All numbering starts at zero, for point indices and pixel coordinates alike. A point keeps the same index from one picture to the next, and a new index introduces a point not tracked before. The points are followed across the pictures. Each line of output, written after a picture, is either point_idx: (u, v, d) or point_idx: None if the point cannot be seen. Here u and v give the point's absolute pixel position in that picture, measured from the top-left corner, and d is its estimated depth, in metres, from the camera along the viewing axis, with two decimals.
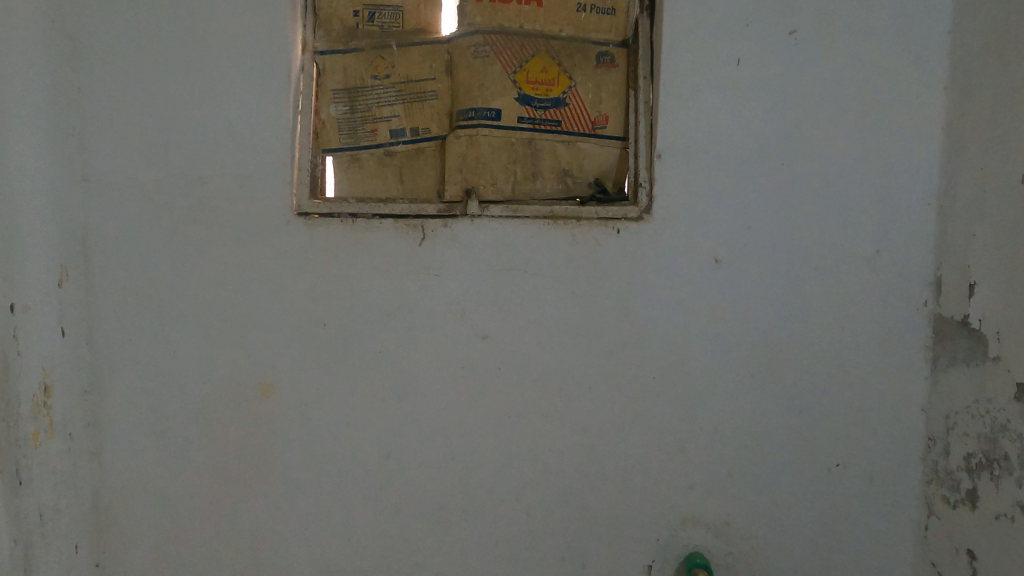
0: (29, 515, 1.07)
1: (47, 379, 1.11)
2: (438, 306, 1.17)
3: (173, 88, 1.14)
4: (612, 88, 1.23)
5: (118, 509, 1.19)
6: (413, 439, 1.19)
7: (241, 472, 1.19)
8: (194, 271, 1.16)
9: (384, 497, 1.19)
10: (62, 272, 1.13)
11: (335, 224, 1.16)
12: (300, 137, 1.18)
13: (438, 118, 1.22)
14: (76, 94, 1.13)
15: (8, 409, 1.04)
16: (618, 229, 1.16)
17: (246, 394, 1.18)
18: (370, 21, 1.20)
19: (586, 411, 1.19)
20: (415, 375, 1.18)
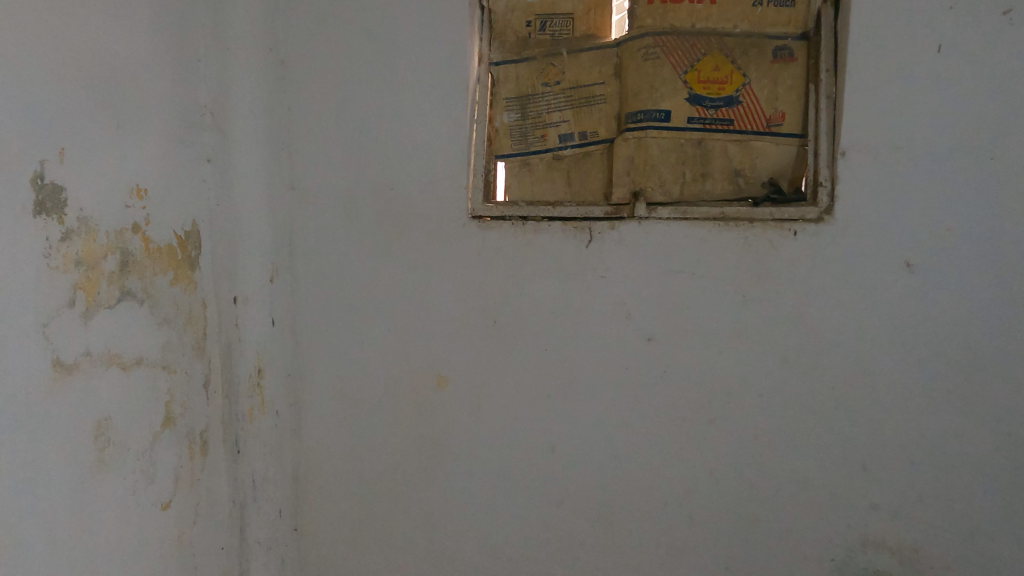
0: (246, 480, 1.25)
1: (260, 362, 1.28)
2: (604, 307, 1.19)
3: (365, 103, 1.26)
4: (790, 84, 1.17)
5: (314, 479, 1.36)
6: (577, 436, 1.22)
7: (417, 456, 1.29)
8: (381, 270, 1.28)
9: (549, 491, 1.24)
10: (274, 270, 1.29)
11: (507, 226, 1.21)
12: (476, 144, 1.25)
13: (606, 121, 1.24)
14: (288, 113, 1.30)
15: (230, 388, 1.22)
16: (795, 231, 1.12)
17: (423, 385, 1.27)
18: (542, 31, 1.25)
19: (755, 418, 1.15)
20: (580, 374, 1.21)
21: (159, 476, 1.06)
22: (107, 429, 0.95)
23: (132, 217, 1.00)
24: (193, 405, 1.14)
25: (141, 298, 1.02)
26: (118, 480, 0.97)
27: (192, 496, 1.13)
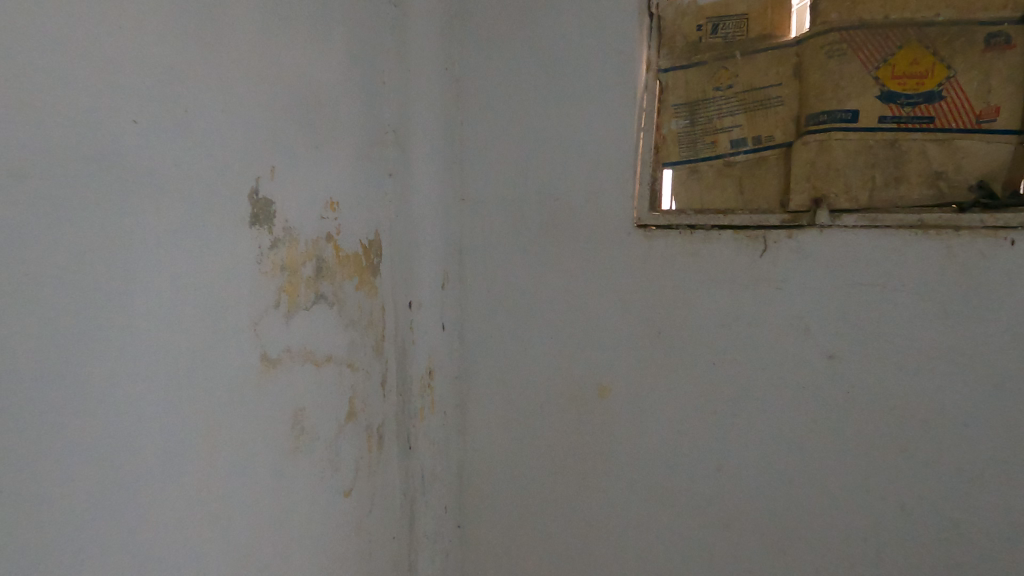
0: (416, 475, 1.36)
1: (430, 364, 1.39)
2: (777, 322, 1.13)
3: (529, 116, 1.33)
4: (1008, 74, 1.02)
5: (476, 479, 1.44)
6: (744, 457, 1.16)
7: (576, 463, 1.32)
8: (545, 280, 1.33)
9: (713, 511, 1.19)
10: (445, 277, 1.40)
11: (674, 236, 1.20)
12: (642, 152, 1.24)
13: (783, 124, 1.16)
14: (460, 129, 1.41)
15: (405, 386, 1.34)
16: (1013, 240, 0.97)
17: (584, 393, 1.30)
18: (714, 34, 1.20)
19: (960, 452, 1.01)
20: (748, 391, 1.15)
21: (342, 464, 1.17)
22: (302, 419, 1.07)
23: (327, 227, 1.12)
24: (371, 402, 1.25)
25: (331, 301, 1.14)
26: (309, 466, 1.08)
27: (370, 483, 1.25)
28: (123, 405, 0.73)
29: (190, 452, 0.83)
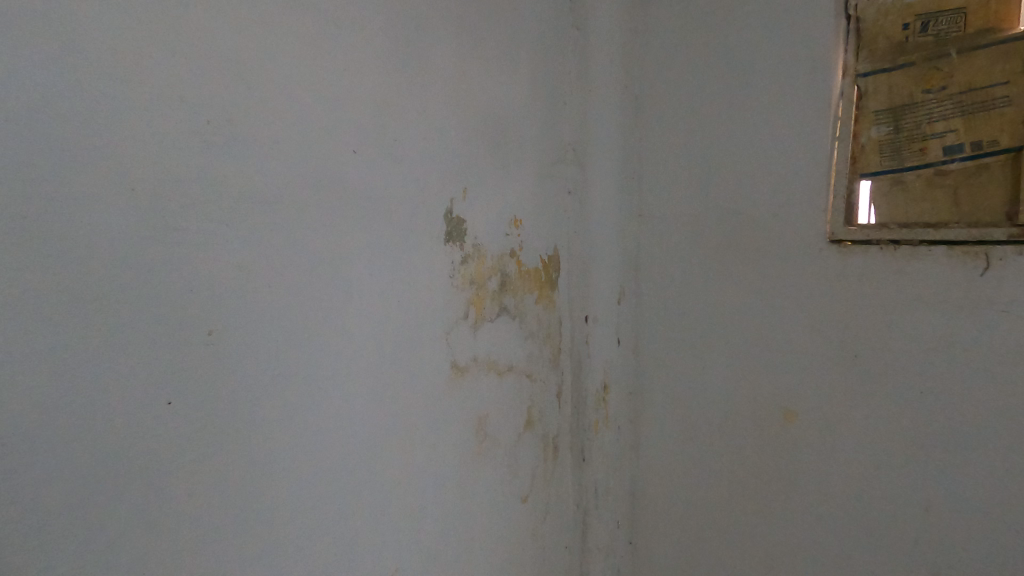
0: (588, 488, 1.40)
1: (605, 379, 1.41)
2: (1001, 349, 1.00)
3: (710, 130, 1.32)
4: None
5: (649, 498, 1.44)
6: (959, 500, 1.04)
7: (759, 491, 1.26)
8: (725, 296, 1.29)
9: (918, 557, 1.08)
10: (621, 292, 1.42)
11: (874, 251, 1.12)
12: (837, 163, 1.17)
13: (1012, 127, 1.01)
14: (638, 144, 1.43)
15: (579, 400, 1.38)
16: None
17: (769, 417, 1.24)
18: (923, 32, 1.09)
19: None
20: (964, 424, 1.03)
21: (520, 472, 1.25)
22: (485, 424, 1.16)
23: (511, 243, 1.22)
24: (547, 412, 1.32)
25: (513, 313, 1.23)
26: (492, 470, 1.18)
27: (546, 491, 1.32)
28: (345, 403, 0.86)
29: (395, 446, 0.95)
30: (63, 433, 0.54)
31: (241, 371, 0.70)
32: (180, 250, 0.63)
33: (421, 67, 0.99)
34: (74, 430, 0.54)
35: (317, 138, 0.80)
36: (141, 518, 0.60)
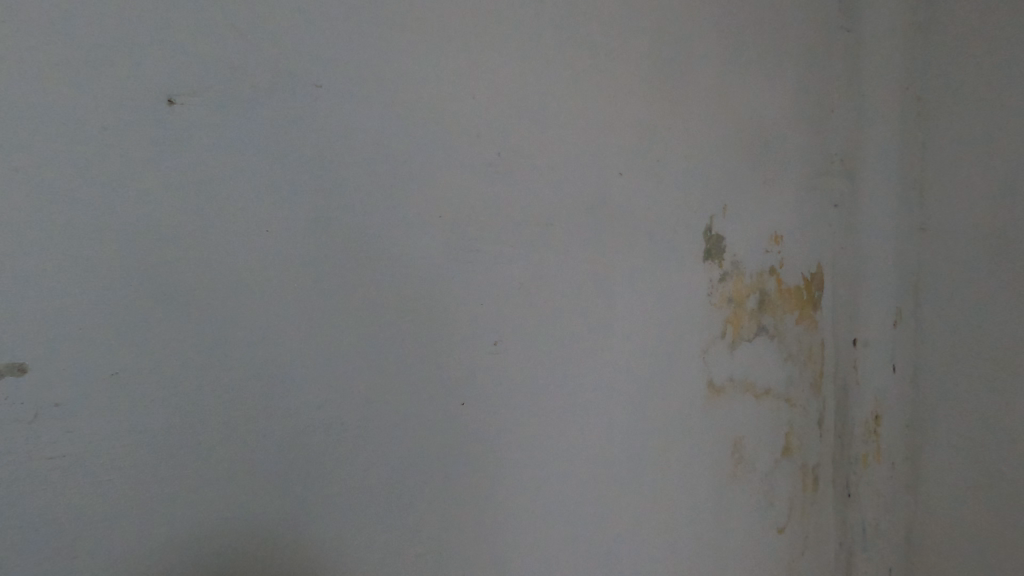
0: (854, 526, 1.33)
1: (877, 409, 1.34)
2: None
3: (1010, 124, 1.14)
4: None
5: (927, 550, 1.30)
6: None
7: None
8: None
9: None
10: (897, 315, 1.33)
11: None
12: None
13: None
14: (921, 148, 1.31)
15: (846, 429, 1.33)
16: None
17: None
18: None
19: None
20: None
21: (776, 500, 1.22)
22: (741, 449, 1.16)
23: (770, 259, 1.18)
24: (807, 439, 1.26)
25: (772, 333, 1.20)
26: (747, 494, 1.17)
27: (803, 526, 1.26)
28: (593, 407, 0.98)
29: (636, 454, 1.03)
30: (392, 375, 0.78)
31: (508, 367, 0.89)
32: (477, 257, 0.85)
33: (677, 92, 1.05)
34: (399, 376, 0.79)
35: (574, 172, 0.94)
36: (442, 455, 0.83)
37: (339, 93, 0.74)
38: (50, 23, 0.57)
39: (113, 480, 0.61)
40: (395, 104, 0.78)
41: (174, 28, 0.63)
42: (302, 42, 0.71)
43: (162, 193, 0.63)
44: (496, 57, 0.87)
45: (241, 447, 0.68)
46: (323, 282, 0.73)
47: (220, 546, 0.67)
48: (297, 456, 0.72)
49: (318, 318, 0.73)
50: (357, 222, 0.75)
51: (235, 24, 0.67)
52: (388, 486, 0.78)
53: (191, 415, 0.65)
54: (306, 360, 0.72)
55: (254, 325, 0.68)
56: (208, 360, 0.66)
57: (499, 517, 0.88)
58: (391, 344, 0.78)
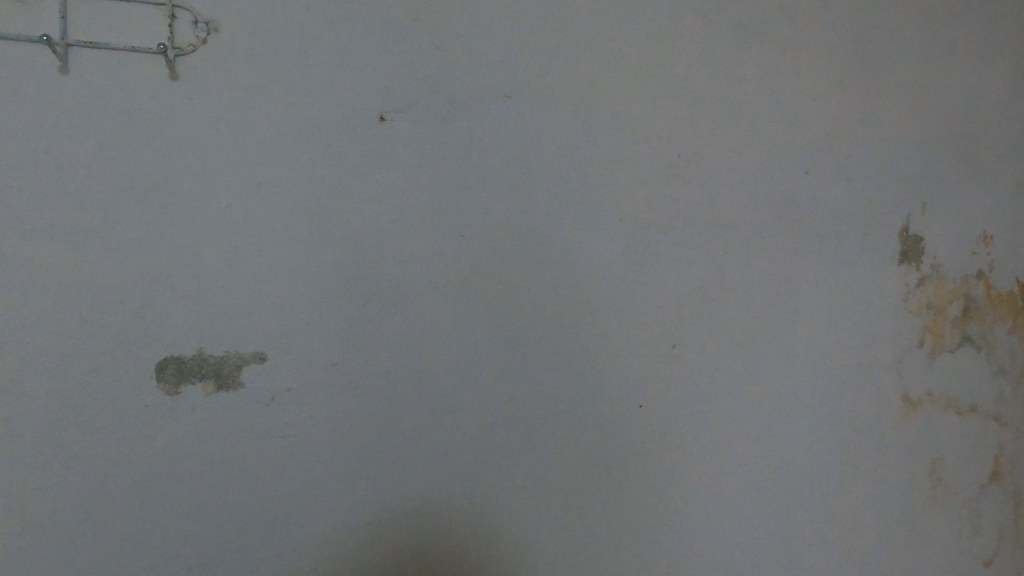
0: None
1: None
2: None
3: None
4: None
5: None
6: None
7: None
8: None
9: None
10: None
11: None
12: None
13: None
14: None
15: None
16: None
17: None
18: None
19: None
20: None
21: (982, 530, 1.10)
22: (941, 470, 1.06)
23: (979, 262, 1.07)
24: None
25: (979, 343, 1.08)
26: (947, 520, 1.07)
27: (1016, 561, 1.13)
28: (776, 416, 0.94)
29: (821, 470, 0.97)
30: (566, 369, 0.83)
31: (687, 370, 0.88)
32: (656, 260, 0.86)
33: (871, 82, 0.98)
34: (573, 370, 0.83)
35: (758, 171, 0.91)
36: (616, 451, 0.85)
37: (520, 101, 0.80)
38: (287, 54, 0.72)
39: (332, 434, 0.74)
40: (578, 111, 0.82)
41: (375, 47, 0.74)
42: (488, 57, 0.78)
43: (367, 198, 0.75)
44: (678, 56, 0.86)
45: (428, 423, 0.78)
46: (509, 279, 0.80)
47: (416, 501, 0.77)
48: (484, 434, 0.80)
49: (503, 311, 0.80)
50: (538, 225, 0.80)
51: (427, 43, 0.76)
52: (564, 472, 0.83)
53: (394, 387, 0.76)
54: (493, 349, 0.80)
55: (447, 313, 0.78)
56: (408, 341, 0.76)
57: (674, 520, 0.88)
58: (572, 340, 0.83)
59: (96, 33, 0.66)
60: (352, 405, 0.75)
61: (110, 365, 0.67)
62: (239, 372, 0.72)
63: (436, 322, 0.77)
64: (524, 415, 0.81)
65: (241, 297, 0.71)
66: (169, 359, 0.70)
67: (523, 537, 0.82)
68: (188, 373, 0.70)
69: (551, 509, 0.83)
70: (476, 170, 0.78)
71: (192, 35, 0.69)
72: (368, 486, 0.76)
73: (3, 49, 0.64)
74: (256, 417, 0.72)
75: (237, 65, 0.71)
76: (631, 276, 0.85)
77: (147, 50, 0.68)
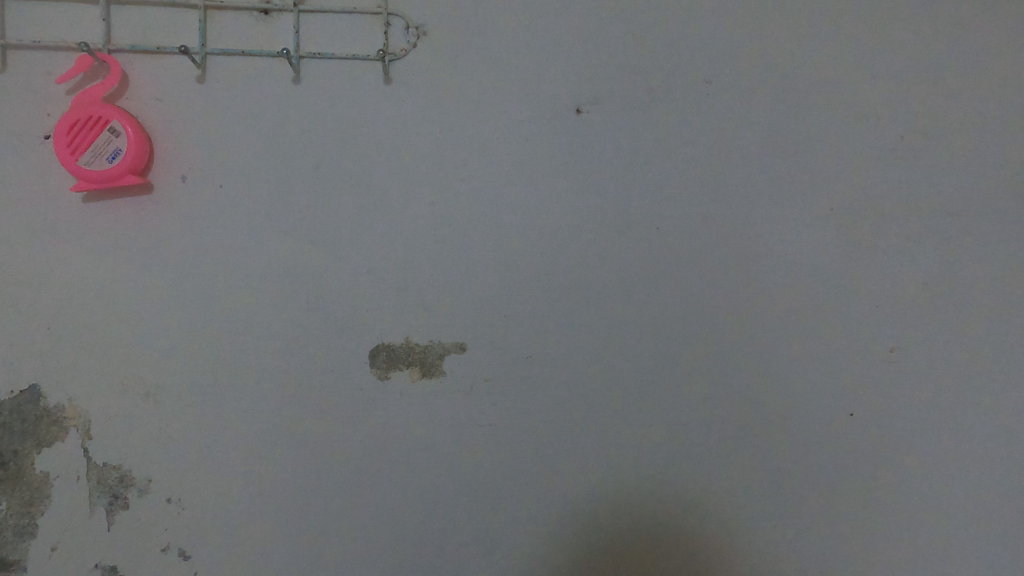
0: None
1: None
2: None
3: None
4: None
5: None
6: None
7: None
8: None
9: None
10: None
11: None
12: None
13: None
14: None
15: None
16: None
17: None
18: None
19: None
20: None
21: None
22: None
23: None
24: None
25: None
26: None
27: None
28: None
29: None
30: (766, 369, 0.78)
31: (908, 378, 0.78)
32: (873, 253, 0.77)
33: None
34: (774, 371, 0.78)
35: (1006, 149, 0.77)
36: (818, 458, 0.79)
37: (720, 87, 0.76)
38: (486, 53, 0.75)
39: (525, 423, 0.77)
40: (786, 94, 0.76)
41: (571, 41, 0.75)
42: (684, 44, 0.76)
43: (561, 193, 0.75)
44: (902, 25, 0.77)
45: (618, 416, 0.78)
46: (706, 273, 0.77)
47: (603, 490, 0.78)
48: (676, 432, 0.78)
49: (698, 307, 0.77)
50: (737, 218, 0.76)
51: (621, 33, 0.75)
52: (759, 476, 0.79)
53: (587, 378, 0.77)
54: (686, 346, 0.78)
55: (641, 307, 0.77)
56: (600, 334, 0.77)
57: (889, 544, 0.80)
58: (773, 341, 0.78)
59: (322, 45, 0.73)
60: (545, 395, 0.77)
61: (331, 350, 0.74)
62: (441, 361, 0.75)
63: (629, 316, 0.77)
64: (720, 416, 0.78)
65: (444, 290, 0.75)
66: (381, 346, 0.74)
67: (715, 541, 0.80)
68: (397, 359, 0.75)
69: (746, 515, 0.80)
70: (672, 162, 0.76)
71: (404, 41, 0.74)
72: (559, 476, 0.78)
73: (250, 67, 0.72)
74: (456, 404, 0.76)
75: (441, 68, 0.74)
76: (841, 272, 0.77)
77: (366, 57, 0.73)
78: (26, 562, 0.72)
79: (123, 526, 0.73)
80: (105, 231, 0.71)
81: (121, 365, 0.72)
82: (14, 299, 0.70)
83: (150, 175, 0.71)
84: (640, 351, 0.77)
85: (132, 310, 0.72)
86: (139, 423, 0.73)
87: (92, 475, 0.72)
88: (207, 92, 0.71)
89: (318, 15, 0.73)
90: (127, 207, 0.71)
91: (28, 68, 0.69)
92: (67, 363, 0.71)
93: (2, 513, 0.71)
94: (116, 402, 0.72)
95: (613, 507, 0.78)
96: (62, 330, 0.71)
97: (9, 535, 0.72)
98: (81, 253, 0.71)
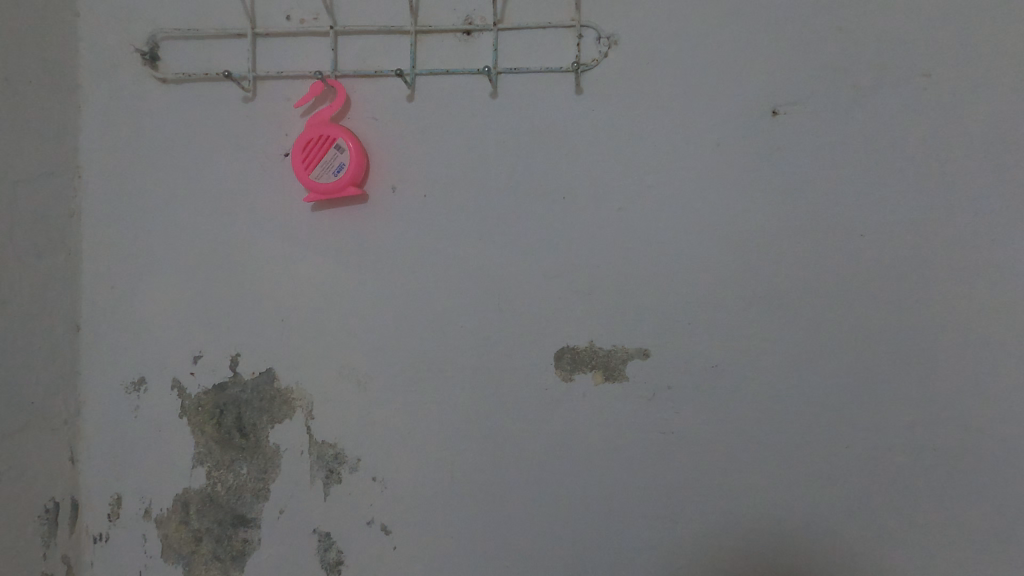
0: None
1: None
2: None
3: None
4: None
5: None
6: None
7: None
8: None
9: None
10: None
11: None
12: None
13: None
14: None
15: None
16: None
17: None
18: None
19: None
20: None
21: None
22: None
23: None
24: None
25: None
26: None
27: None
28: None
29: None
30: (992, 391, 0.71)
31: None
32: None
33: None
34: (999, 393, 0.70)
35: None
36: None
37: (937, 84, 0.71)
38: (678, 60, 0.75)
39: (709, 432, 0.76)
40: (1017, 85, 0.69)
41: (768, 42, 0.73)
42: (894, 39, 0.71)
43: (755, 198, 0.74)
44: None
45: (812, 432, 0.74)
46: (914, 281, 0.72)
47: (793, 509, 0.74)
48: (877, 453, 0.73)
49: (904, 319, 0.72)
50: (957, 224, 0.71)
51: (823, 32, 0.72)
52: (981, 510, 0.71)
53: (777, 391, 0.74)
54: (891, 361, 0.72)
55: (838, 317, 0.73)
56: (792, 345, 0.74)
57: None
58: (998, 357, 0.70)
59: (519, 60, 0.76)
60: (730, 404, 0.75)
61: (520, 349, 0.78)
62: (625, 365, 0.76)
63: (826, 326, 0.73)
64: (929, 439, 0.72)
65: (630, 295, 0.76)
66: (566, 348, 0.77)
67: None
68: (581, 362, 0.77)
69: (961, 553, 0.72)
70: (880, 164, 0.72)
71: (596, 51, 0.75)
72: (744, 490, 0.75)
73: (456, 85, 0.77)
74: (640, 409, 0.76)
75: (632, 75, 0.75)
76: None
77: (560, 68, 0.76)
78: (260, 521, 0.83)
79: (336, 497, 0.82)
80: (330, 236, 0.80)
81: (338, 354, 0.81)
82: (258, 293, 0.82)
83: (366, 187, 0.79)
84: (837, 364, 0.73)
85: (349, 306, 0.80)
86: (352, 407, 0.81)
87: (313, 451, 0.82)
88: (418, 110, 0.78)
89: (515, 31, 0.76)
90: (346, 214, 0.80)
91: (272, 96, 0.80)
92: (296, 351, 0.82)
93: (243, 476, 0.83)
94: (334, 387, 0.81)
95: (802, 529, 0.74)
96: (293, 323, 0.82)
97: (248, 496, 0.83)
98: (310, 255, 0.81)
